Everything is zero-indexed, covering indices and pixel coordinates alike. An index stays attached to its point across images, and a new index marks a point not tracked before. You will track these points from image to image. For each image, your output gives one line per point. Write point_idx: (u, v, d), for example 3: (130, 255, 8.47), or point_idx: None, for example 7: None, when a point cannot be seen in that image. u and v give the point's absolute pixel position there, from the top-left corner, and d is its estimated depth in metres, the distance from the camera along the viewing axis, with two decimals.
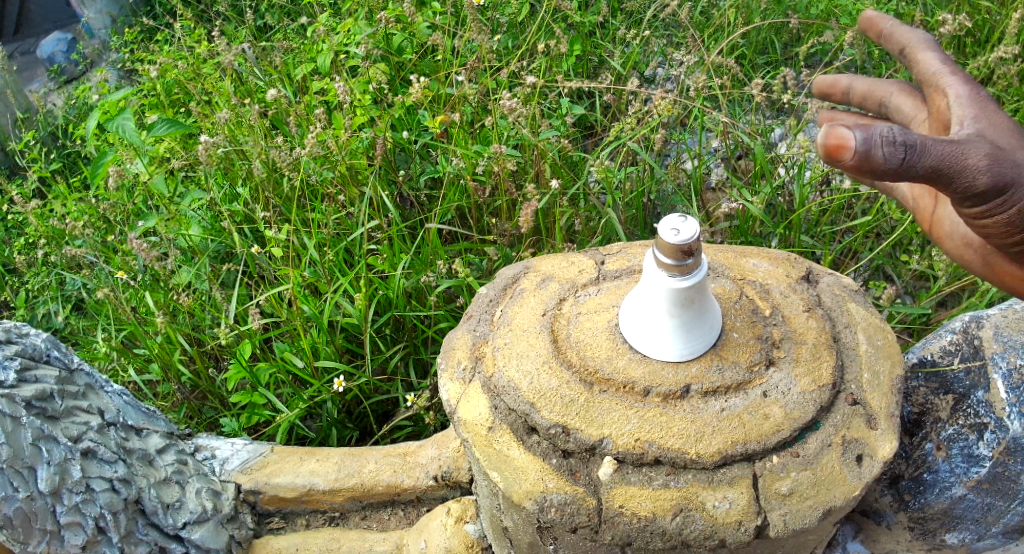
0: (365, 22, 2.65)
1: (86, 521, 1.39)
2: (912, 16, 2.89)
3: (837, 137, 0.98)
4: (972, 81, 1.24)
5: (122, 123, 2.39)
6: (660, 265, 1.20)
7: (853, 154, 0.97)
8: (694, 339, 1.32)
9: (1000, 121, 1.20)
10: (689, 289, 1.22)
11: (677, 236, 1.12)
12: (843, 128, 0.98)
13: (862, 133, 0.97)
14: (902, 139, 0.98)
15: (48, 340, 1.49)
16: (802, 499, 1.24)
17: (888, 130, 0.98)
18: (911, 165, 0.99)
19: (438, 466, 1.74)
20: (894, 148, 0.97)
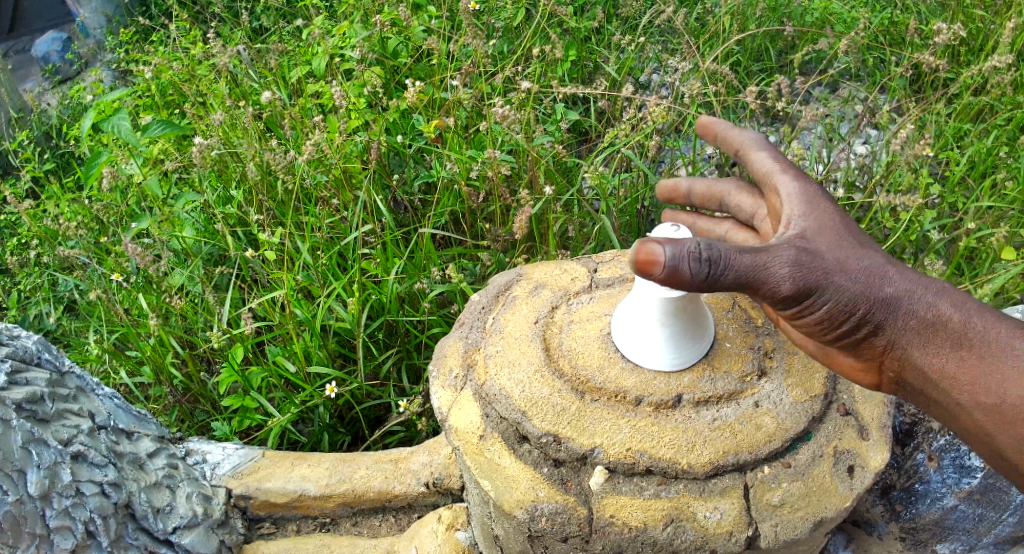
0: (361, 26, 2.65)
1: (75, 525, 1.38)
2: (907, 24, 2.90)
3: (647, 253, 1.12)
4: (805, 177, 1.36)
5: (117, 124, 2.38)
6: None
7: (663, 268, 1.11)
8: (685, 351, 1.34)
9: (828, 215, 1.29)
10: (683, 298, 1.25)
11: (670, 242, 1.17)
12: (653, 244, 1.12)
13: (670, 248, 1.11)
14: (705, 252, 1.11)
15: (40, 342, 1.48)
16: (793, 510, 1.24)
17: (693, 244, 1.11)
18: (711, 275, 1.12)
19: (430, 473, 1.74)
20: (697, 261, 1.11)
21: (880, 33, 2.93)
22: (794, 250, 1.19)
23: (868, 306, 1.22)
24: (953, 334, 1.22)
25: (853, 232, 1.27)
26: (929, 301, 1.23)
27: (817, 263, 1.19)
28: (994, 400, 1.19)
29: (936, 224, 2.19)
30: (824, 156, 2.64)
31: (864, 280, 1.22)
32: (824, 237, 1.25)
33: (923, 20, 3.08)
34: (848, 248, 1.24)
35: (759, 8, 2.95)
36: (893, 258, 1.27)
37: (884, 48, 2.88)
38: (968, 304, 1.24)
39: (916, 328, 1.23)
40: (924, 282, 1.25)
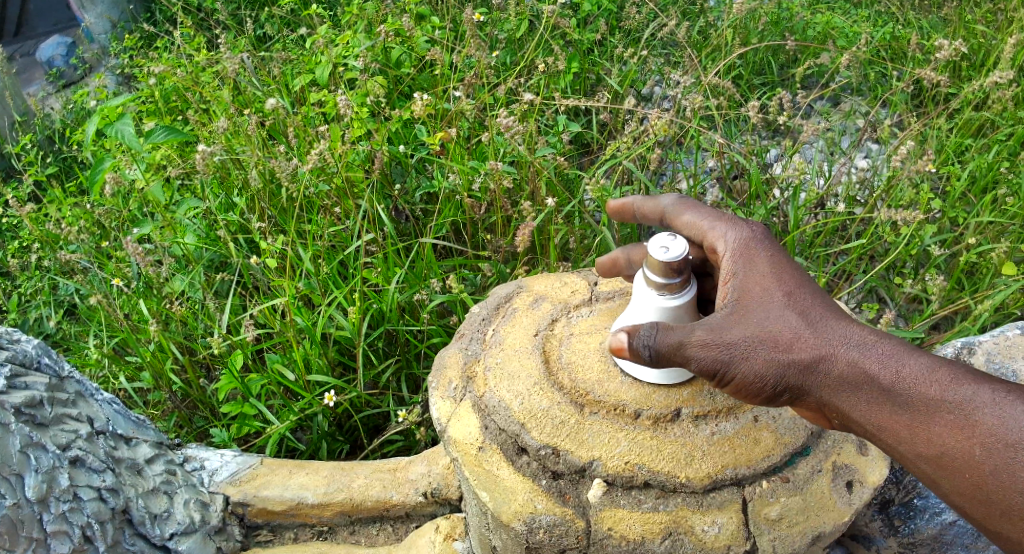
0: (365, 35, 2.66)
1: (72, 530, 1.37)
2: (909, 40, 2.91)
3: (612, 345, 1.19)
4: (738, 225, 1.32)
5: (121, 129, 2.39)
6: (647, 286, 1.25)
7: (624, 357, 1.18)
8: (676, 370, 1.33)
9: (752, 277, 1.25)
10: (677, 311, 1.25)
11: (665, 253, 1.19)
12: (614, 337, 1.19)
13: (628, 338, 1.17)
14: (656, 335, 1.16)
15: (39, 347, 1.49)
16: (791, 525, 1.24)
17: (643, 332, 1.16)
18: (655, 360, 1.17)
19: (428, 483, 1.74)
20: (644, 351, 1.16)
21: (881, 48, 2.96)
22: (701, 328, 1.18)
23: (787, 376, 1.18)
24: (882, 389, 1.14)
25: (776, 292, 1.23)
26: (855, 357, 1.17)
27: (725, 338, 1.17)
28: (935, 450, 1.11)
29: (936, 240, 2.20)
30: (825, 170, 2.64)
31: (780, 347, 1.18)
32: (744, 304, 1.22)
33: (925, 35, 3.10)
34: (768, 314, 1.21)
35: (762, 22, 2.96)
36: (821, 314, 1.21)
37: (885, 63, 2.90)
38: (901, 353, 1.16)
39: (842, 391, 1.16)
40: (849, 338, 1.19)
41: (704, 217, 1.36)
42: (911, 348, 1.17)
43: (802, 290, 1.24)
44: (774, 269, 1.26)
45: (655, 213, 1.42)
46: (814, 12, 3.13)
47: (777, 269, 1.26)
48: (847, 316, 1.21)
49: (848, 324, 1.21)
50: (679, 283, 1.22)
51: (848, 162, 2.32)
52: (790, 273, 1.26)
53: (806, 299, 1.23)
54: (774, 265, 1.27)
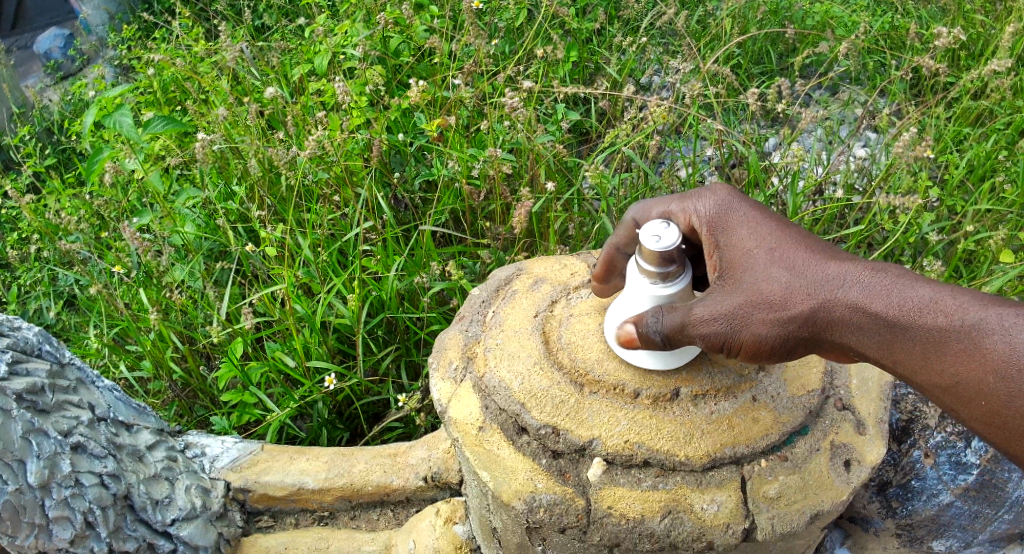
0: (363, 25, 2.66)
1: (74, 516, 1.38)
2: (907, 29, 2.92)
3: (626, 334, 1.26)
4: (702, 196, 1.30)
5: (119, 119, 2.39)
6: (640, 270, 1.21)
7: (640, 343, 1.24)
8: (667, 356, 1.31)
9: (735, 242, 1.22)
10: (671, 298, 1.23)
11: (655, 243, 1.15)
12: (625, 327, 1.25)
13: (635, 327, 1.23)
14: (661, 314, 1.19)
15: (40, 334, 1.49)
16: (789, 502, 1.25)
17: (647, 319, 1.20)
18: (672, 342, 1.20)
19: (428, 467, 1.75)
20: (657, 338, 1.20)
21: (880, 37, 2.97)
22: (693, 306, 1.17)
23: (790, 335, 1.15)
24: (886, 329, 1.09)
25: (761, 252, 1.19)
26: (852, 300, 1.12)
27: (719, 310, 1.15)
28: (950, 381, 1.06)
29: (934, 227, 2.20)
30: (824, 158, 2.65)
31: (775, 307, 1.14)
32: (731, 272, 1.20)
33: (923, 25, 3.10)
34: (757, 275, 1.17)
35: (760, 11, 2.96)
36: (812, 262, 1.17)
37: (884, 52, 2.90)
38: (897, 285, 1.11)
39: (847, 337, 1.13)
40: (843, 280, 1.14)
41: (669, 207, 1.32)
42: (904, 277, 1.12)
43: (786, 241, 1.19)
44: (755, 228, 1.22)
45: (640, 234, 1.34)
46: (812, 1, 3.13)
47: (759, 229, 1.22)
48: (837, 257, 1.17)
49: (838, 265, 1.16)
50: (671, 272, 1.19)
51: (847, 150, 2.32)
52: (771, 228, 1.22)
53: (792, 250, 1.18)
54: (752, 225, 1.23)
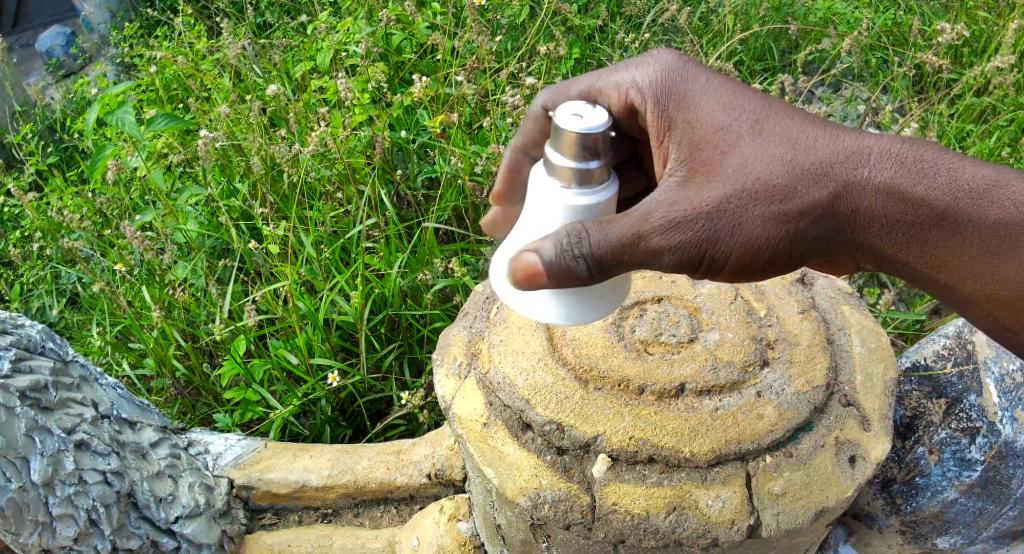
0: (366, 22, 2.66)
1: (78, 513, 1.38)
2: (910, 26, 2.91)
3: (524, 265, 1.01)
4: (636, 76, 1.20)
5: (122, 117, 2.39)
6: (553, 170, 0.99)
7: (548, 276, 1.01)
8: (571, 308, 1.09)
9: (698, 122, 1.14)
10: (582, 211, 1.02)
11: (579, 125, 0.92)
12: (525, 256, 1.02)
13: (540, 254, 1.00)
14: (582, 230, 1.00)
15: (43, 331, 1.49)
16: (795, 499, 1.25)
17: (563, 237, 1.00)
18: (609, 267, 1.02)
19: (432, 464, 1.75)
20: (579, 262, 1.00)
21: (883, 34, 2.97)
22: (676, 199, 1.08)
23: (801, 223, 1.10)
24: (914, 212, 1.12)
25: (735, 131, 1.12)
26: (880, 182, 1.12)
27: (709, 202, 1.07)
28: (999, 284, 1.14)
29: None
30: None
31: (783, 197, 1.09)
32: (703, 158, 1.11)
33: (926, 22, 3.10)
34: (740, 158, 1.10)
35: (762, 8, 2.96)
36: (811, 141, 1.13)
37: (887, 49, 2.90)
38: (915, 166, 1.13)
39: (879, 225, 1.13)
40: (872, 161, 1.13)
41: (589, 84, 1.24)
42: (926, 157, 1.14)
43: (762, 115, 1.13)
44: (716, 103, 1.15)
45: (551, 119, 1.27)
46: None
47: (722, 103, 1.15)
48: (840, 130, 1.14)
49: (846, 137, 1.14)
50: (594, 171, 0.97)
51: None
52: (735, 100, 1.15)
53: (775, 127, 1.13)
54: (710, 99, 1.15)
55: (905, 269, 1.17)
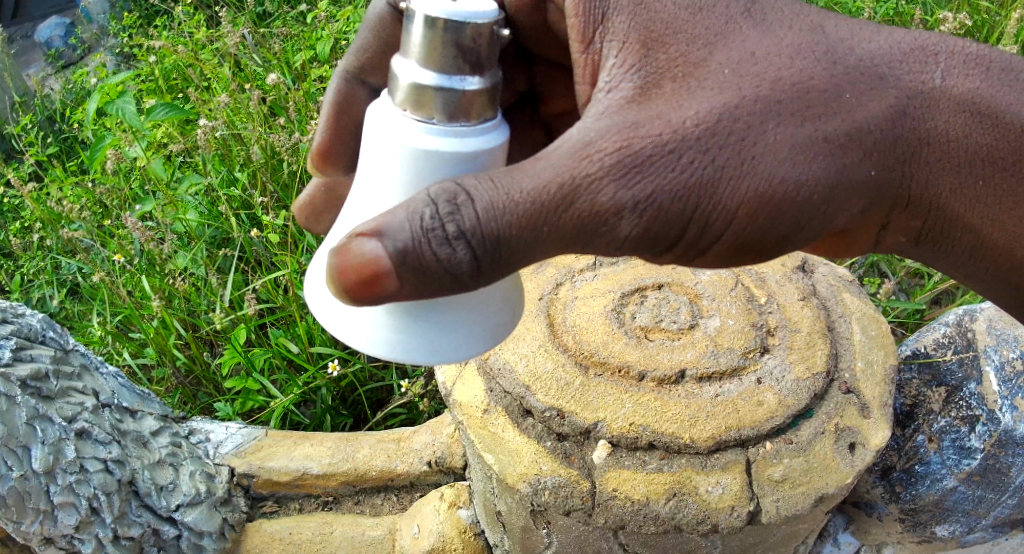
0: (366, 10, 2.65)
1: (79, 501, 1.39)
2: (912, 16, 2.91)
3: (358, 261, 0.78)
4: None
5: (122, 106, 2.39)
6: (402, 90, 0.78)
7: (396, 271, 0.78)
8: (430, 332, 0.86)
9: (652, 15, 0.97)
10: (439, 159, 0.80)
11: (446, 12, 0.74)
12: (359, 247, 0.78)
13: (384, 241, 0.78)
14: (451, 197, 0.78)
15: (44, 320, 1.49)
16: (795, 486, 1.25)
17: (422, 212, 0.78)
18: (510, 245, 0.82)
19: (433, 452, 1.76)
20: (450, 246, 0.78)
21: (884, 23, 2.96)
22: (654, 119, 0.89)
23: (838, 148, 0.92)
24: (990, 134, 1.02)
25: (710, 24, 0.96)
26: (956, 92, 1.01)
27: (705, 119, 0.89)
28: None
29: None
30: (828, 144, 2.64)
31: (821, 110, 0.92)
32: (673, 61, 0.93)
33: (928, 11, 3.09)
34: (736, 55, 0.94)
35: None
36: (838, 35, 0.99)
37: None
38: (988, 70, 1.04)
39: (936, 149, 1.00)
40: (929, 71, 1.00)
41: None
42: (1011, 67, 1.05)
43: (750, 2, 0.99)
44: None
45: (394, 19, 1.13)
46: None
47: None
48: (895, 27, 1.02)
49: (901, 34, 1.02)
50: (470, 93, 0.76)
51: None
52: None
53: (772, 16, 0.99)
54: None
55: (945, 214, 1.05)
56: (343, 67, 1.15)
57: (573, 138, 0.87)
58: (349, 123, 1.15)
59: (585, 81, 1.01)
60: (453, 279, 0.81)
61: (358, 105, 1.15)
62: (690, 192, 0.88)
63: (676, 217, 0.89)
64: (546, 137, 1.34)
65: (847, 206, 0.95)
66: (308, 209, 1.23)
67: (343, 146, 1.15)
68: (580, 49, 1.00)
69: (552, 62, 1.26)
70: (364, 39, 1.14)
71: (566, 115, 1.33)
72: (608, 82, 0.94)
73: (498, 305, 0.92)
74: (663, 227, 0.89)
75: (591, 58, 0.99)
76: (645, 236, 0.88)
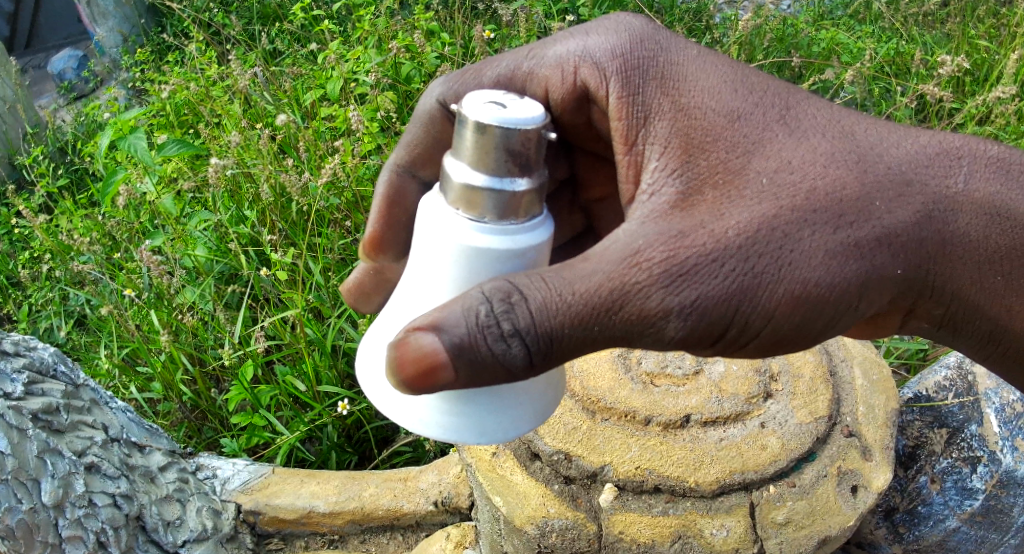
0: (376, 51, 2.71)
1: (88, 535, 1.38)
2: (912, 58, 2.99)
3: (415, 354, 0.84)
4: (593, 44, 1.10)
5: (135, 142, 2.44)
6: (453, 189, 0.84)
7: (452, 364, 0.84)
8: (479, 414, 0.93)
9: (692, 121, 1.02)
10: (491, 256, 0.86)
11: (497, 119, 0.79)
12: (416, 342, 0.84)
13: (441, 337, 0.84)
14: (505, 296, 0.85)
15: (55, 355, 1.52)
16: (798, 529, 1.27)
17: (478, 310, 0.85)
18: (562, 340, 0.88)
19: (439, 491, 1.78)
20: (505, 342, 0.85)
21: (885, 64, 3.04)
22: (697, 229, 0.93)
23: (871, 255, 0.96)
24: (1010, 235, 1.05)
25: (748, 132, 1.00)
26: (978, 197, 1.04)
27: (745, 229, 0.93)
28: None
29: None
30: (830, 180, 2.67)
31: (854, 217, 0.96)
32: (714, 168, 0.97)
33: (928, 51, 3.18)
34: (774, 164, 0.98)
35: (766, 39, 3.04)
36: (868, 141, 1.02)
37: (890, 78, 2.95)
38: (1009, 173, 1.07)
39: (960, 248, 1.03)
40: (956, 170, 1.04)
41: (513, 63, 1.15)
42: None
43: (785, 108, 1.03)
44: (715, 92, 1.02)
45: (441, 117, 1.19)
46: (817, 28, 3.25)
47: (723, 93, 1.02)
48: (920, 132, 1.05)
49: (926, 138, 1.05)
50: (519, 194, 0.82)
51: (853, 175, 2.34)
52: (737, 89, 1.03)
53: (809, 123, 1.02)
54: (705, 88, 1.03)
55: (966, 306, 1.08)
56: (394, 161, 1.22)
57: (620, 244, 0.92)
58: (400, 215, 1.23)
59: (628, 181, 1.05)
60: (511, 373, 0.88)
61: (409, 197, 1.23)
62: (732, 297, 0.93)
63: (718, 320, 0.94)
64: (584, 219, 1.39)
65: (875, 301, 1.00)
66: (356, 291, 1.30)
67: (394, 238, 1.24)
68: (623, 149, 1.05)
69: (593, 154, 1.29)
70: (414, 135, 1.21)
71: (603, 201, 1.36)
72: (651, 185, 0.98)
73: (541, 388, 0.98)
74: (705, 329, 0.94)
75: (633, 158, 1.04)
76: (689, 337, 0.94)
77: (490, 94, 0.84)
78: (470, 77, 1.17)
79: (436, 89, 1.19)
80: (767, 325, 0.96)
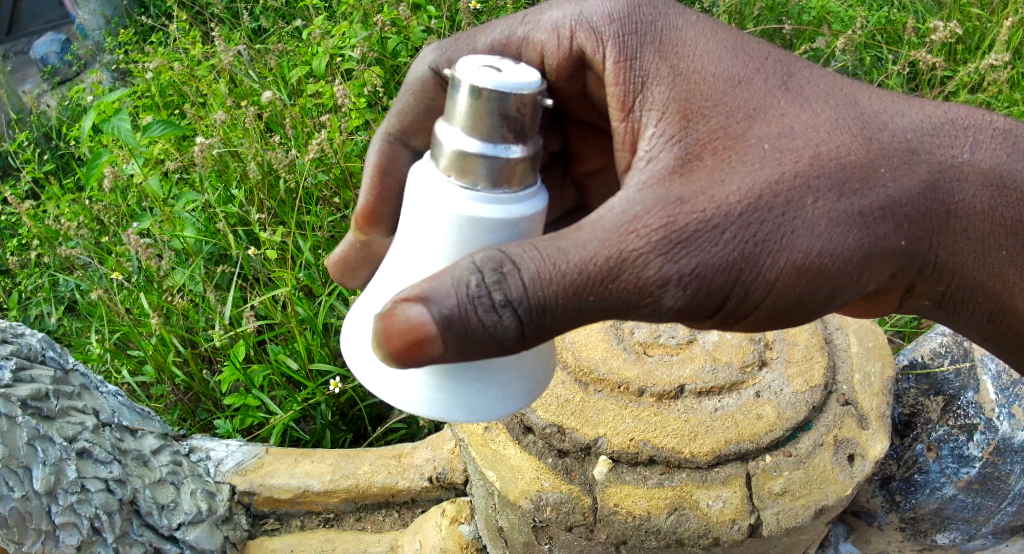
0: (361, 26, 2.67)
1: (81, 521, 1.38)
2: (904, 25, 2.95)
3: (403, 326, 0.81)
4: (591, 6, 1.07)
5: (119, 124, 2.39)
6: (444, 155, 0.82)
7: (442, 336, 0.82)
8: (469, 390, 0.91)
9: (692, 86, 0.99)
10: (483, 226, 0.84)
11: (493, 82, 0.77)
12: (405, 312, 0.82)
13: (430, 307, 0.82)
14: (497, 265, 0.83)
15: (44, 340, 1.49)
16: (795, 498, 1.26)
17: (469, 279, 0.82)
18: (555, 312, 0.86)
19: (434, 468, 1.75)
20: (497, 313, 0.83)
21: (877, 31, 3.00)
22: (697, 195, 0.91)
23: (874, 222, 0.94)
24: (1016, 209, 1.03)
25: (749, 97, 0.97)
26: (983, 168, 1.02)
27: (747, 195, 0.91)
28: None
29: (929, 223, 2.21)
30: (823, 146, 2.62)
31: (858, 185, 0.94)
32: (713, 133, 0.95)
33: (920, 19, 3.15)
34: (776, 130, 0.95)
35: (757, 7, 3.00)
36: (873, 109, 1.00)
37: (881, 46, 2.92)
38: (1016, 145, 1.05)
39: (966, 218, 1.01)
40: (960, 140, 1.02)
41: (507, 30, 1.13)
42: None
43: (786, 75, 1.00)
44: (715, 57, 1.00)
45: (435, 83, 1.17)
46: None
47: (722, 59, 1.00)
48: (926, 100, 1.03)
49: (931, 107, 1.03)
50: (513, 161, 0.79)
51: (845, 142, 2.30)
52: (737, 55, 1.01)
53: (811, 90, 0.99)
54: (704, 53, 1.00)
55: (967, 284, 1.06)
56: (385, 130, 1.20)
57: (616, 211, 0.90)
58: (392, 185, 1.20)
59: (624, 149, 1.03)
60: (503, 348, 0.86)
61: (400, 165, 1.21)
62: (732, 266, 0.90)
63: (718, 289, 0.91)
64: (577, 194, 1.37)
65: (879, 273, 0.97)
66: (342, 265, 1.26)
67: (387, 210, 1.21)
68: (620, 116, 1.03)
69: (587, 126, 1.27)
70: (406, 102, 1.19)
71: (595, 174, 1.34)
72: (649, 152, 0.96)
73: (532, 365, 0.96)
74: (703, 299, 0.91)
75: (630, 125, 1.02)
76: (687, 308, 0.91)
77: (485, 58, 0.82)
78: (463, 44, 1.15)
79: (429, 55, 1.17)
80: (768, 296, 0.93)
